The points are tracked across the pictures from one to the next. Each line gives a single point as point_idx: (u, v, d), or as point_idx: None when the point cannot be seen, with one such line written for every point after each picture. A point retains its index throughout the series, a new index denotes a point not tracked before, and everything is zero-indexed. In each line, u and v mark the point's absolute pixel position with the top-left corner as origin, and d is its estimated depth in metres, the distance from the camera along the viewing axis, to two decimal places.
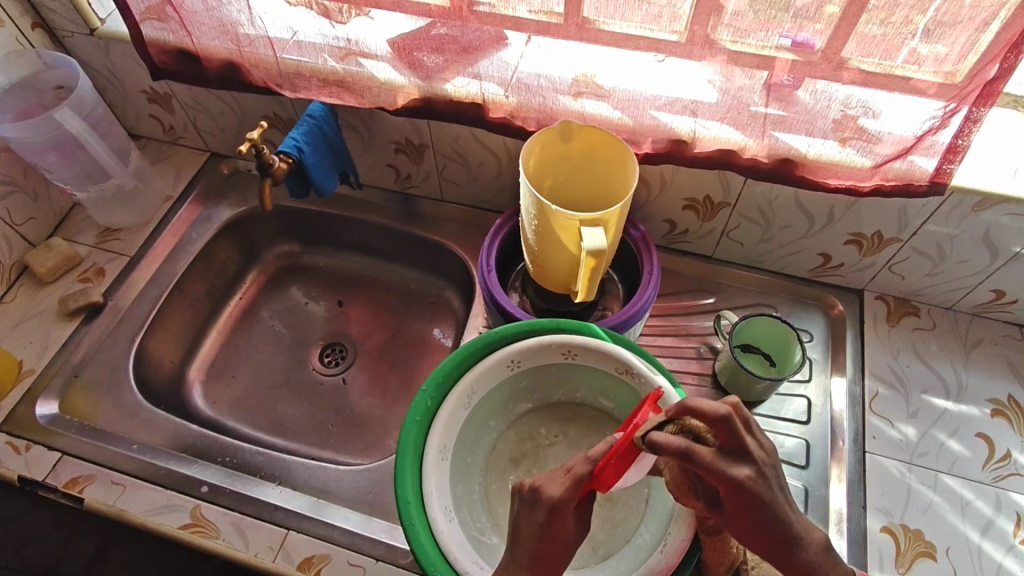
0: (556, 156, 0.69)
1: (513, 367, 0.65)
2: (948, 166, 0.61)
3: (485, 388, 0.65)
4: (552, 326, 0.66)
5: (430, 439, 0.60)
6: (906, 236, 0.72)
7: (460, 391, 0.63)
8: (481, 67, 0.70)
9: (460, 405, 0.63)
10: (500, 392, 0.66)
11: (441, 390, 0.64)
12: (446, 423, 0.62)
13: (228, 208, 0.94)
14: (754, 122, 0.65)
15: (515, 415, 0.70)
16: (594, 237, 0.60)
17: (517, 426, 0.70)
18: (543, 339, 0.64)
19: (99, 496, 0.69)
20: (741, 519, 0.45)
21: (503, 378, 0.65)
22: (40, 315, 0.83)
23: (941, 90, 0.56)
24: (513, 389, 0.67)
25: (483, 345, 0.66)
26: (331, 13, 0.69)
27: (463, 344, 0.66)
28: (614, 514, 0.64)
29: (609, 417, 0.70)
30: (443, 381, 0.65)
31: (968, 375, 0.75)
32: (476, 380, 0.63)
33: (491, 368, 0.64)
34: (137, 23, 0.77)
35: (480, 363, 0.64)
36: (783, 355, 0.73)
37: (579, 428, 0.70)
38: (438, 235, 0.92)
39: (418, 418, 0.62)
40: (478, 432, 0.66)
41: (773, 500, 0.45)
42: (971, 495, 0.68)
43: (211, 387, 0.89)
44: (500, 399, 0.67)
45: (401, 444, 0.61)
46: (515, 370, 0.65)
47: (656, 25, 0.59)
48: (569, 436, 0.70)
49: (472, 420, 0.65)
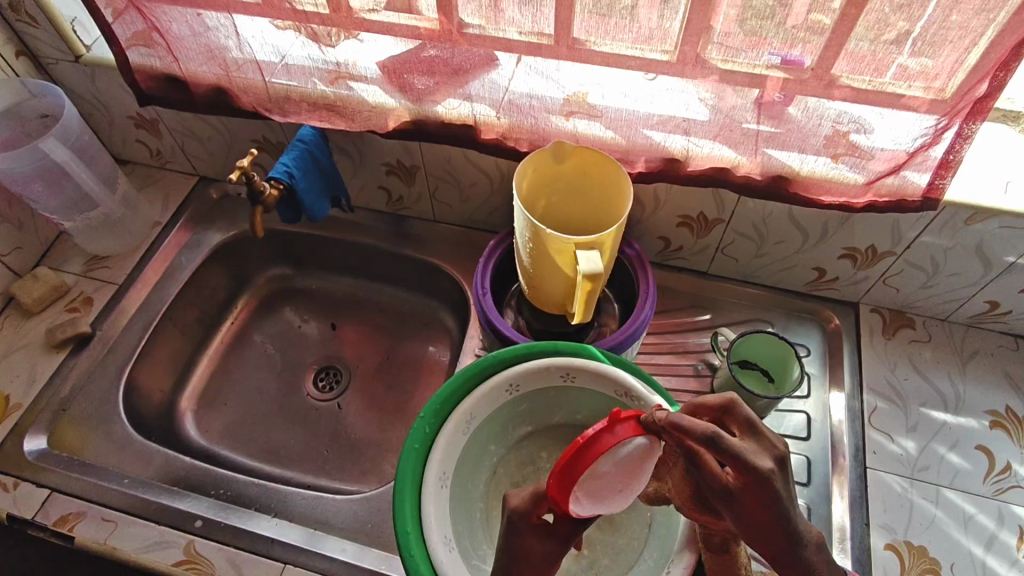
0: (550, 177, 0.68)
1: (512, 391, 0.64)
2: (941, 180, 0.62)
3: (484, 413, 0.64)
4: (550, 349, 0.66)
5: (429, 466, 0.60)
6: (900, 250, 0.72)
7: (459, 417, 0.62)
8: (471, 88, 0.69)
9: (459, 431, 0.62)
10: (499, 416, 0.66)
11: (440, 415, 0.64)
12: (446, 450, 0.61)
13: (217, 232, 0.93)
14: (747, 141, 0.65)
15: (515, 439, 0.68)
16: (590, 260, 0.59)
17: (517, 450, 0.68)
18: (542, 361, 0.64)
19: (90, 534, 0.67)
20: (755, 520, 0.43)
21: (502, 403, 0.65)
22: (27, 347, 0.81)
23: (932, 107, 0.57)
24: (512, 412, 0.66)
25: (482, 369, 0.65)
26: (320, 36, 0.68)
27: (461, 368, 0.65)
28: (617, 538, 0.63)
29: None
30: (441, 407, 0.64)
31: (966, 388, 0.75)
32: (474, 405, 0.63)
33: (489, 393, 0.63)
34: (123, 49, 0.76)
35: (478, 388, 0.63)
36: (781, 370, 0.73)
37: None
38: (432, 256, 0.91)
39: (417, 445, 0.61)
40: (477, 457, 0.65)
41: (793, 503, 0.43)
42: (973, 509, 0.67)
43: (204, 415, 0.88)
44: (499, 424, 0.66)
45: (400, 472, 0.60)
46: (513, 394, 0.65)
47: (647, 45, 0.59)
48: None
49: (472, 446, 0.64)
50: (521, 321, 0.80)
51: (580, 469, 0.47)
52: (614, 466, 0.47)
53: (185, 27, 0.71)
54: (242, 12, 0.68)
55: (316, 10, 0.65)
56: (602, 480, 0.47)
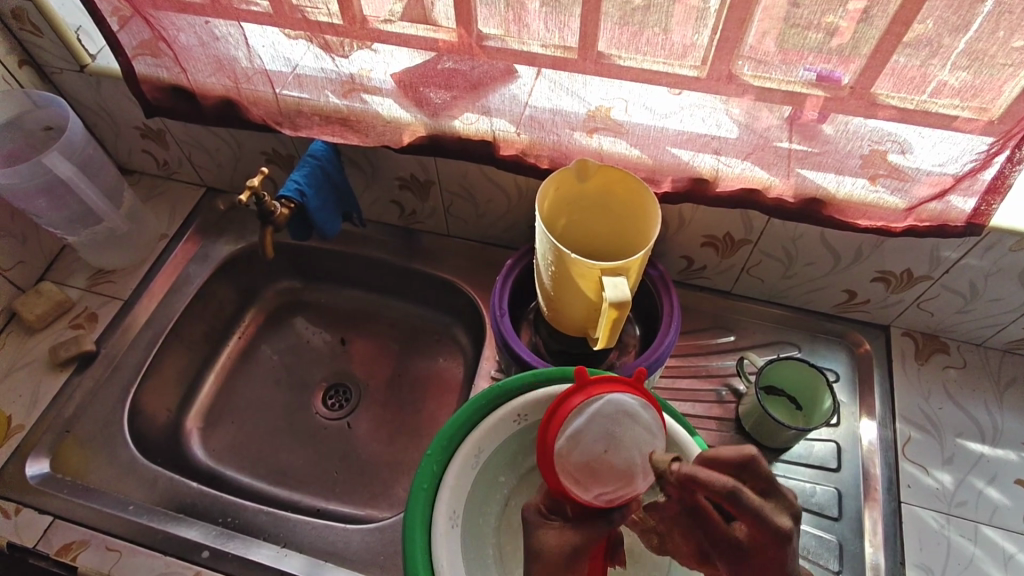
0: (572, 196, 0.65)
1: (520, 421, 0.61)
2: (987, 206, 0.59)
3: (493, 445, 0.60)
4: (558, 374, 0.63)
5: (437, 507, 0.57)
6: (937, 274, 0.69)
7: (465, 452, 0.59)
8: (490, 103, 0.66)
9: (467, 467, 0.59)
10: (509, 446, 0.62)
11: (447, 449, 0.60)
12: (455, 488, 0.58)
13: (225, 244, 0.91)
14: (780, 161, 0.62)
15: (526, 469, 0.63)
16: (616, 286, 0.56)
17: (530, 479, 0.63)
18: (549, 390, 0.60)
19: (93, 564, 0.65)
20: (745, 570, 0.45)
21: (511, 434, 0.61)
22: (29, 365, 0.79)
23: (985, 129, 0.53)
24: (521, 443, 0.62)
25: (489, 400, 0.62)
26: (333, 47, 0.65)
27: (468, 401, 0.62)
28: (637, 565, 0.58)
29: None
30: (447, 443, 0.60)
31: (1004, 418, 0.73)
32: (481, 439, 0.60)
33: (495, 425, 0.60)
34: (129, 59, 0.73)
35: (485, 420, 0.60)
36: (812, 403, 0.70)
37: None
38: (445, 272, 0.88)
39: (425, 485, 0.58)
40: (487, 490, 0.61)
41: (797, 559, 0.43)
42: (1013, 548, 0.65)
43: (211, 435, 0.86)
44: (508, 455, 0.62)
45: (408, 517, 0.56)
46: (522, 424, 0.61)
47: (677, 60, 0.56)
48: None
49: (483, 481, 0.60)
50: (537, 341, 0.76)
51: (555, 432, 0.47)
52: (588, 423, 0.46)
53: (193, 37, 0.68)
54: (251, 21, 0.65)
55: (329, 20, 0.62)
56: (578, 437, 0.45)
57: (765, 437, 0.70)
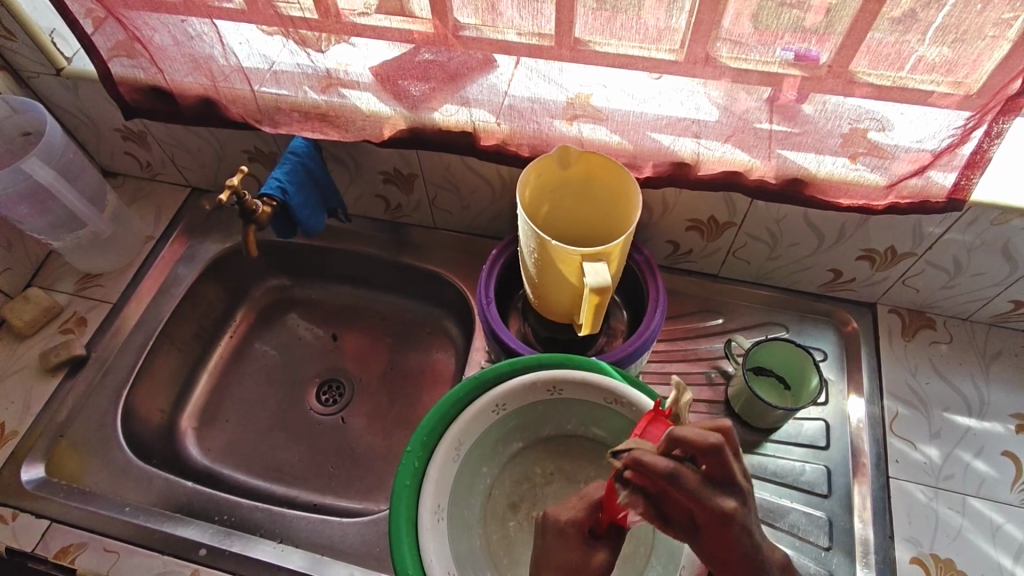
0: (554, 183, 0.65)
1: (500, 411, 0.61)
2: (967, 180, 0.59)
3: (474, 436, 0.60)
4: (535, 362, 0.63)
5: (421, 503, 0.56)
6: (921, 250, 0.70)
7: (446, 446, 0.58)
8: (469, 93, 0.66)
9: (449, 461, 0.58)
10: (490, 436, 0.62)
11: (427, 445, 0.60)
12: (438, 481, 0.57)
13: (213, 244, 0.91)
14: (760, 143, 0.62)
15: (507, 457, 0.64)
16: (598, 273, 0.57)
17: (511, 468, 0.65)
18: (527, 376, 0.60)
19: (92, 566, 0.66)
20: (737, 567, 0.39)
21: (492, 423, 0.61)
22: (20, 371, 0.79)
23: (961, 103, 0.53)
24: (502, 431, 0.63)
25: (469, 390, 0.62)
26: (309, 41, 0.64)
27: (448, 394, 0.62)
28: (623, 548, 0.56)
29: (602, 446, 0.64)
30: (429, 438, 0.60)
31: (990, 391, 0.73)
32: (462, 431, 0.59)
33: (475, 415, 0.59)
34: (105, 61, 0.73)
35: (465, 411, 0.60)
36: (799, 381, 0.71)
37: (577, 461, 0.64)
38: (433, 265, 0.88)
39: (408, 483, 0.58)
40: (471, 483, 0.61)
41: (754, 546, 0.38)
42: (1001, 519, 0.66)
43: (205, 434, 0.86)
44: (490, 444, 0.62)
45: (393, 515, 0.56)
46: (501, 413, 0.61)
47: (654, 44, 0.55)
48: (568, 472, 0.64)
49: (465, 472, 0.60)
50: (526, 330, 0.76)
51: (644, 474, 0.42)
52: None
53: (168, 36, 0.68)
54: (225, 18, 0.64)
55: (303, 14, 0.61)
56: None
57: (754, 418, 0.70)
